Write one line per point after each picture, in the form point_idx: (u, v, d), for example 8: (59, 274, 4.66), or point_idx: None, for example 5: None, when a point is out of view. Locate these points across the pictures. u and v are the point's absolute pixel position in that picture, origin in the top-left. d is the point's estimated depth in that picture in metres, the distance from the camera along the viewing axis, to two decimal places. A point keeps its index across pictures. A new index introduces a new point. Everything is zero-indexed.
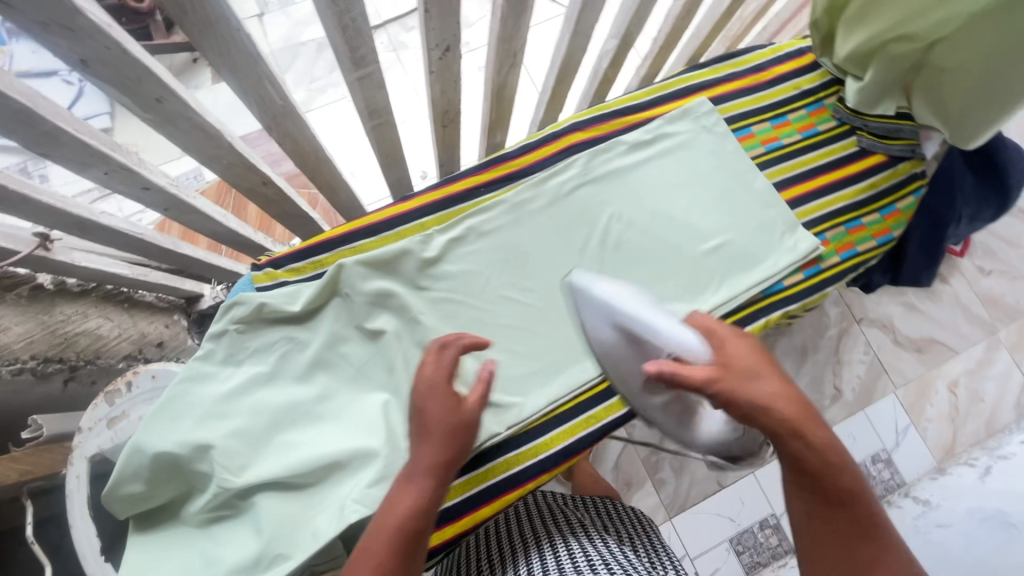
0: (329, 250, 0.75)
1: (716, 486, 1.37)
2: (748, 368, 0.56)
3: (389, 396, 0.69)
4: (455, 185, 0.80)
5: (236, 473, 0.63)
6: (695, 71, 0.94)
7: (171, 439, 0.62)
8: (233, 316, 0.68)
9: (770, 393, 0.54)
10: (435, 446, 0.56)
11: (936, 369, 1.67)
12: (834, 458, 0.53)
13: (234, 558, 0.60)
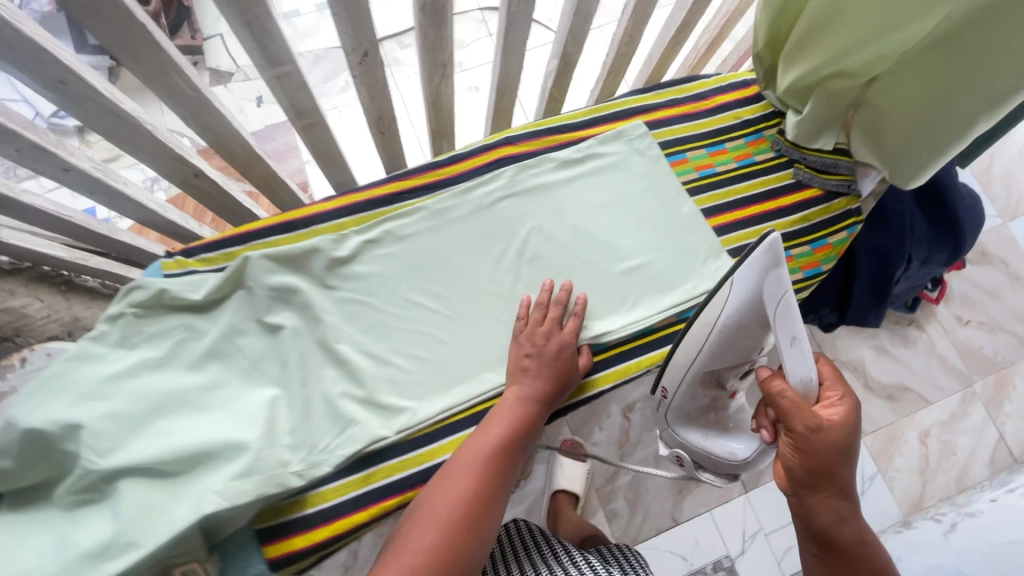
0: (243, 243, 0.77)
1: (671, 522, 1.30)
2: (842, 426, 0.62)
3: (279, 392, 0.70)
4: (378, 190, 0.82)
5: (102, 456, 0.61)
6: (636, 96, 0.95)
7: (42, 415, 0.59)
8: (131, 300, 0.69)
9: (845, 462, 0.60)
10: (528, 419, 0.69)
11: (907, 418, 1.56)
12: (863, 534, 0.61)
13: (87, 543, 0.57)
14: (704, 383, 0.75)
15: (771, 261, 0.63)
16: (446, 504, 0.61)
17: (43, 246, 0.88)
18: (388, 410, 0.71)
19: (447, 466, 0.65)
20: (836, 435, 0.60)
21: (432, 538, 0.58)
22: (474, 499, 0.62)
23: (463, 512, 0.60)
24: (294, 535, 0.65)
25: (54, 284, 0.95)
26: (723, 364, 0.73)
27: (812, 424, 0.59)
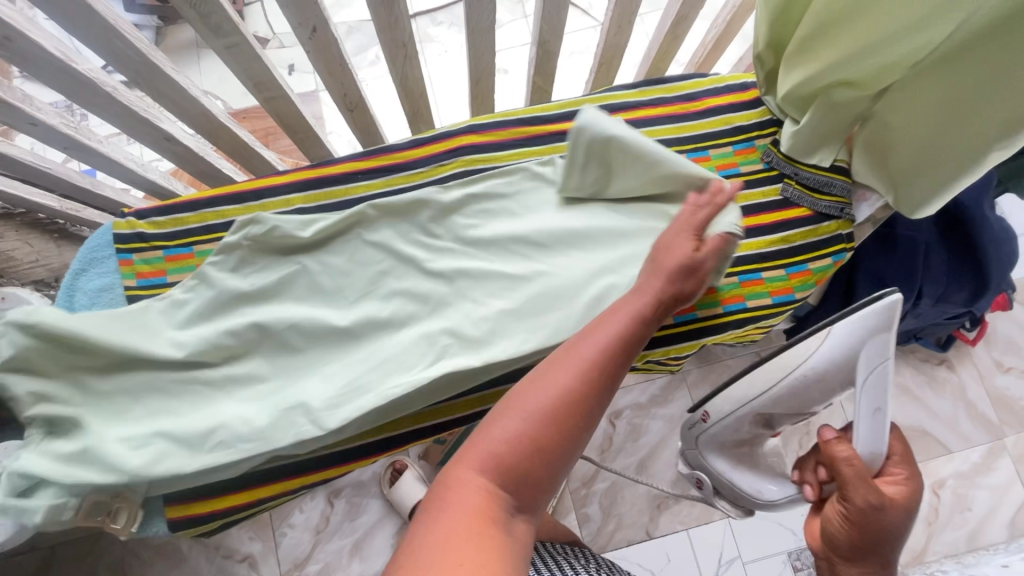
0: (193, 210, 0.77)
1: (644, 536, 1.24)
2: (899, 519, 0.56)
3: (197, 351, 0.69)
4: (331, 169, 0.81)
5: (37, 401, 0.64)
6: (620, 91, 0.89)
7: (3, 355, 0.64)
8: (249, 232, 0.73)
9: (892, 542, 0.56)
10: (643, 317, 0.59)
11: (921, 465, 1.43)
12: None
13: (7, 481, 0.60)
14: (757, 423, 0.73)
15: (884, 327, 0.64)
16: (541, 394, 0.49)
17: (35, 195, 0.92)
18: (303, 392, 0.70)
19: (550, 359, 0.54)
20: (894, 516, 0.56)
21: (522, 429, 0.47)
22: (575, 399, 0.50)
23: (563, 411, 0.49)
24: (197, 500, 0.67)
25: (47, 232, 1.00)
26: (777, 413, 0.71)
27: (870, 494, 0.56)
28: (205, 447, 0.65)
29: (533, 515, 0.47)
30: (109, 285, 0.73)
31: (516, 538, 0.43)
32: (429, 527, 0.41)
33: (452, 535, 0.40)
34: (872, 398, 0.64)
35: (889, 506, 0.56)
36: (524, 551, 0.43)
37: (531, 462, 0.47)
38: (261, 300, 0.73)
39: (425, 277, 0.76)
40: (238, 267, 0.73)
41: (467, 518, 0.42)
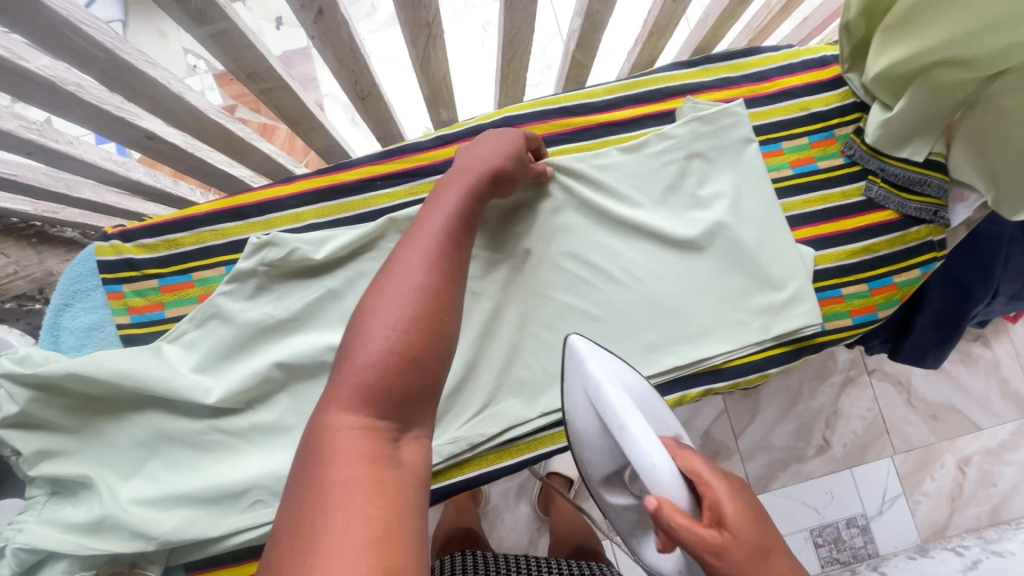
0: (188, 230, 0.66)
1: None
2: (766, 554, 0.37)
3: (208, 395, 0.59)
4: (345, 174, 0.69)
5: (31, 467, 0.55)
6: (678, 69, 0.75)
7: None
8: (264, 257, 0.62)
9: (773, 564, 0.37)
10: (479, 178, 0.53)
11: (948, 443, 1.33)
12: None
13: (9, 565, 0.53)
14: (608, 485, 0.55)
15: (575, 366, 0.55)
16: (397, 304, 0.40)
17: (6, 199, 0.80)
18: None
19: (384, 268, 0.43)
20: (751, 539, 0.38)
21: (382, 351, 0.38)
22: (435, 294, 0.41)
23: (418, 313, 0.40)
24: (217, 567, 0.59)
25: (25, 237, 0.89)
26: (599, 472, 0.55)
27: (717, 540, 0.37)
28: (227, 510, 0.58)
29: (424, 429, 0.39)
30: (99, 322, 0.64)
31: (408, 465, 0.36)
32: (297, 504, 0.32)
33: (325, 501, 0.31)
34: (608, 417, 0.48)
35: (734, 537, 0.38)
36: (421, 473, 0.36)
37: (412, 377, 0.38)
38: (278, 335, 0.63)
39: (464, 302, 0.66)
40: (252, 296, 0.63)
41: (343, 468, 0.33)
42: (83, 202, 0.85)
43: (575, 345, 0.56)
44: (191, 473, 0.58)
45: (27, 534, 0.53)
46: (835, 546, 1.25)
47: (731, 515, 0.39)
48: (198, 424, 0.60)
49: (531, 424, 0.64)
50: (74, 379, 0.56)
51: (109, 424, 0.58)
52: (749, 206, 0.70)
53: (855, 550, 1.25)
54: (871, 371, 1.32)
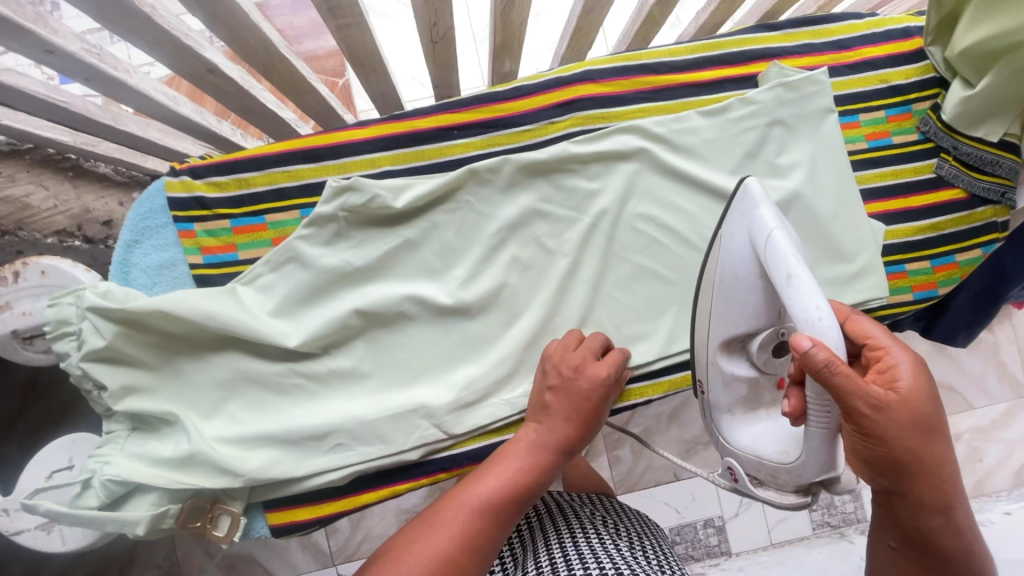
0: (259, 169, 0.64)
1: (672, 478, 1.26)
2: (924, 424, 0.46)
3: (288, 337, 0.59)
4: (423, 121, 0.67)
5: (116, 401, 0.55)
6: (764, 32, 0.73)
7: (76, 347, 0.55)
8: (345, 202, 0.61)
9: (926, 430, 0.46)
10: (565, 452, 0.56)
11: None
12: (952, 514, 0.48)
13: (98, 495, 0.54)
14: (727, 351, 0.60)
15: (744, 209, 0.55)
16: (470, 526, 0.50)
17: (43, 126, 0.74)
18: (404, 388, 0.62)
19: (486, 463, 0.55)
20: (915, 405, 0.45)
21: (447, 544, 0.48)
22: (497, 517, 0.51)
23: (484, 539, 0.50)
24: (298, 505, 0.60)
25: (60, 170, 0.82)
26: (721, 336, 0.59)
27: (878, 397, 0.44)
28: (308, 453, 0.58)
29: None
30: (170, 261, 0.62)
31: None
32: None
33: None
34: (772, 269, 0.51)
35: (900, 398, 0.45)
36: None
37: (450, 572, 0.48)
38: (356, 282, 0.63)
39: (540, 259, 0.66)
40: (329, 241, 0.62)
41: None
42: (125, 135, 0.79)
43: (750, 190, 0.55)
44: (272, 415, 0.59)
45: (116, 467, 0.54)
46: (827, 510, 1.30)
47: (905, 383, 0.46)
48: (278, 367, 0.60)
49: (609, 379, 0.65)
50: (160, 317, 0.56)
51: (191, 363, 0.58)
52: (825, 177, 0.70)
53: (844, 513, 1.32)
54: None
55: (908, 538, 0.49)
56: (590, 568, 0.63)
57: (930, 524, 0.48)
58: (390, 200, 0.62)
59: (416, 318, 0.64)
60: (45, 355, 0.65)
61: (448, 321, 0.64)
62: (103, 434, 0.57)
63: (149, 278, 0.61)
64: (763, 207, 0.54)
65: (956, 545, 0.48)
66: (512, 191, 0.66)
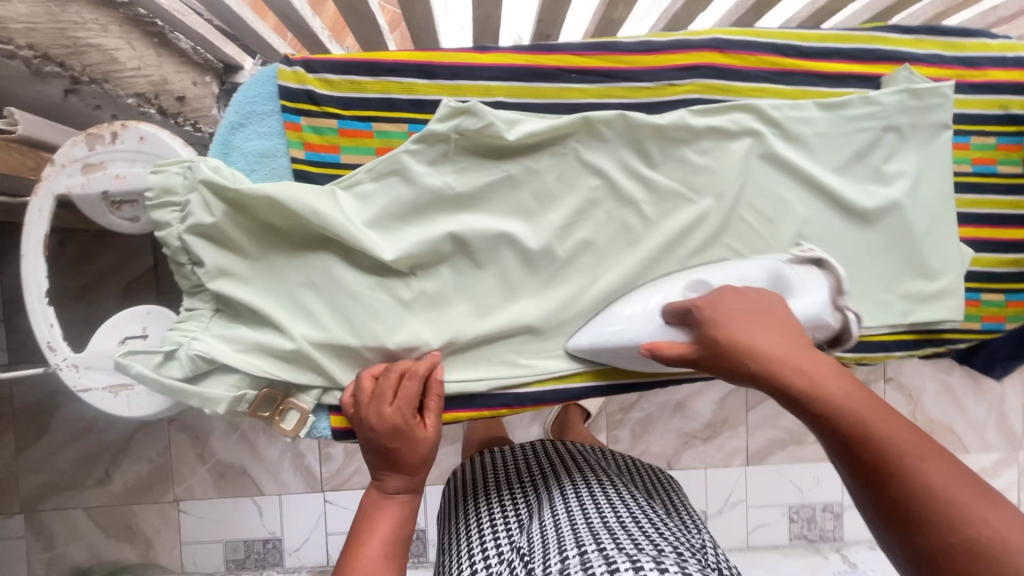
0: (374, 76, 0.62)
1: (664, 466, 1.33)
2: (733, 328, 0.50)
3: (388, 251, 0.60)
4: (545, 57, 0.65)
5: (213, 279, 0.56)
6: (898, 34, 0.71)
7: (179, 218, 0.55)
8: (460, 125, 0.60)
9: (765, 331, 0.49)
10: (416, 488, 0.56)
11: None
12: (869, 412, 0.41)
13: (183, 367, 0.55)
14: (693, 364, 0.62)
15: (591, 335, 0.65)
16: (397, 521, 0.53)
17: None
18: (476, 323, 0.63)
19: (348, 546, 0.51)
20: (733, 321, 0.50)
21: (388, 533, 0.52)
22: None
23: (407, 526, 0.54)
24: None
25: (148, 35, 0.69)
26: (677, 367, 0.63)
27: (701, 341, 0.52)
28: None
29: None
30: (272, 151, 0.61)
31: None
32: None
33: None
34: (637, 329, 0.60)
35: (706, 333, 0.51)
36: None
37: None
38: (451, 207, 0.62)
39: (635, 224, 0.66)
40: (435, 161, 0.62)
41: None
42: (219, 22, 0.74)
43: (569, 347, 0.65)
44: (353, 324, 0.60)
45: (205, 344, 0.56)
46: (806, 523, 1.35)
47: (709, 317, 0.52)
48: (368, 279, 0.61)
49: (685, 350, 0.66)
50: (267, 204, 0.56)
51: (284, 259, 0.59)
52: (927, 193, 0.69)
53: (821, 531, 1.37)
54: (887, 379, 1.34)
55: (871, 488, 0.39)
56: (623, 517, 0.64)
57: (857, 439, 0.40)
58: (503, 132, 0.61)
59: (504, 257, 0.63)
60: (130, 223, 0.64)
61: (532, 265, 0.64)
62: (187, 309, 0.58)
63: (252, 166, 0.61)
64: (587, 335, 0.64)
65: (899, 441, 0.39)
66: (621, 149, 0.65)
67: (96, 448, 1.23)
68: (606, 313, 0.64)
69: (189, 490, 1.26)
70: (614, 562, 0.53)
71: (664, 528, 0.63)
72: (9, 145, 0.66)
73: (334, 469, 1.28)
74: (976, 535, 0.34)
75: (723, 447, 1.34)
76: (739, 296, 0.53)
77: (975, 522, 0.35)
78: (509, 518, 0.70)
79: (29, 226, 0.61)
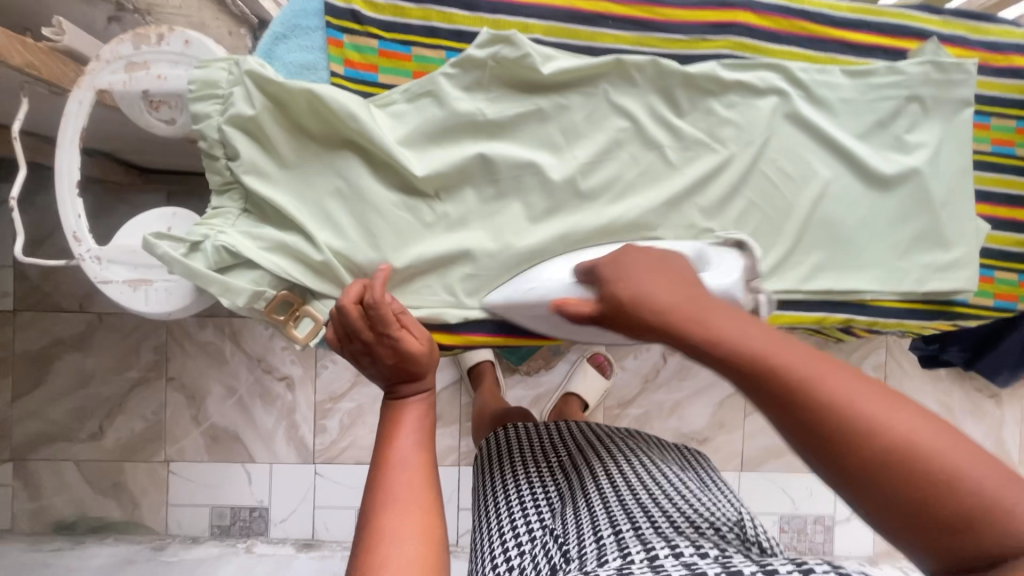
0: (418, 3, 0.64)
1: None
2: (631, 283, 0.49)
3: (420, 166, 0.61)
4: (583, 2, 0.67)
5: (247, 174, 0.57)
6: (925, 13, 0.73)
7: (220, 111, 0.57)
8: (498, 53, 0.61)
9: (659, 283, 0.48)
10: (427, 397, 0.59)
11: None
12: (771, 348, 0.40)
13: (210, 257, 0.56)
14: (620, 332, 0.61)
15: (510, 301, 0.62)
16: (420, 416, 0.58)
17: None
18: (497, 251, 0.63)
19: (375, 478, 0.53)
20: (630, 277, 0.50)
21: (413, 452, 0.55)
22: (417, 499, 0.51)
23: (430, 416, 0.59)
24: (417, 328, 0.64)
25: None
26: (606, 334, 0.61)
27: (605, 298, 0.51)
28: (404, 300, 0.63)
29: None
30: (312, 64, 0.62)
31: None
32: None
33: (382, 534, 0.48)
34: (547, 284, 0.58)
35: (607, 292, 0.50)
36: None
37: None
38: (482, 134, 0.63)
39: (659, 170, 0.67)
40: (469, 88, 0.63)
41: None
42: None
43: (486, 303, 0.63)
44: (376, 237, 0.60)
45: (231, 237, 0.56)
46: (796, 534, 1.34)
47: (610, 276, 0.52)
48: (395, 198, 0.61)
49: None
50: (307, 106, 0.58)
51: (316, 166, 0.60)
52: (946, 166, 0.70)
53: (813, 543, 1.35)
54: None
55: (788, 419, 0.38)
56: (655, 492, 0.64)
57: (765, 373, 0.39)
58: (536, 63, 0.62)
59: (528, 189, 0.64)
60: (167, 125, 0.65)
61: (555, 199, 0.65)
62: (215, 206, 0.59)
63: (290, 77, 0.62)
64: (503, 291, 0.62)
65: (804, 366, 0.39)
66: (650, 95, 0.66)
67: (91, 400, 1.22)
68: (531, 272, 0.62)
69: (180, 451, 1.25)
70: (652, 546, 0.53)
71: (698, 504, 0.63)
72: (56, 56, 0.64)
73: (327, 441, 1.27)
74: (891, 442, 0.35)
75: (719, 449, 1.34)
76: (636, 253, 0.54)
77: (884, 428, 0.35)
78: (537, 494, 0.69)
79: (67, 117, 0.62)
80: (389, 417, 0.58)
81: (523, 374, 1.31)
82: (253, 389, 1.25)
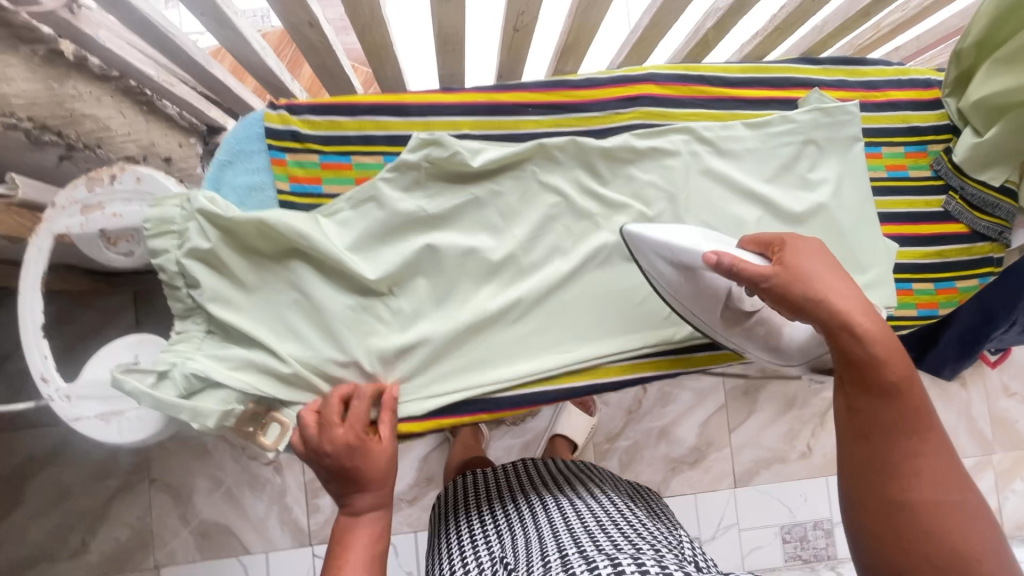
0: (352, 116, 0.70)
1: None
2: (816, 271, 0.56)
3: (370, 270, 0.65)
4: (504, 94, 0.73)
5: (207, 303, 0.61)
6: (807, 63, 0.82)
7: (177, 246, 0.61)
8: (428, 154, 0.67)
9: (842, 280, 0.56)
10: (382, 510, 0.59)
11: None
12: (906, 383, 0.52)
13: (176, 387, 0.58)
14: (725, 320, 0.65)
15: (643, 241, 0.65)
16: (372, 535, 0.56)
17: (136, 57, 0.69)
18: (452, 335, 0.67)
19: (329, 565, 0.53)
20: (819, 263, 0.57)
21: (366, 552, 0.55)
22: None
23: (380, 541, 0.57)
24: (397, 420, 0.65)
25: (138, 104, 0.77)
26: (717, 308, 0.65)
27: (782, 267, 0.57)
28: None
29: None
30: (261, 184, 0.68)
31: None
32: None
33: None
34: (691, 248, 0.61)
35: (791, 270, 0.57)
36: None
37: None
38: (424, 227, 0.68)
39: (591, 236, 0.73)
40: (408, 188, 0.68)
41: None
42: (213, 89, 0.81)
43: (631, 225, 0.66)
44: (335, 341, 0.64)
45: (199, 363, 0.59)
46: (799, 543, 1.37)
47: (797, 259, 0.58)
48: (350, 300, 0.65)
49: (628, 352, 0.71)
50: (255, 231, 0.62)
51: (270, 283, 0.64)
52: (849, 195, 0.78)
53: (816, 550, 1.37)
54: None
55: (884, 438, 0.51)
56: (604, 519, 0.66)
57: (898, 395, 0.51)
58: (466, 158, 0.67)
59: (473, 270, 0.69)
60: (126, 257, 0.70)
61: (499, 274, 0.70)
62: (179, 332, 0.62)
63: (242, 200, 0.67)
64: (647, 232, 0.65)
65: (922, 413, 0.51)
66: (574, 169, 0.73)
67: (73, 516, 1.18)
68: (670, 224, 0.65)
69: (170, 554, 1.22)
70: (595, 560, 0.54)
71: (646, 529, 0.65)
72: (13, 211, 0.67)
73: (322, 520, 1.26)
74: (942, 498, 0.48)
75: (711, 470, 1.37)
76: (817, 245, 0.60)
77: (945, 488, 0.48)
78: (491, 536, 0.70)
79: (27, 265, 0.64)
80: (344, 521, 0.57)
81: (510, 424, 1.32)
82: (241, 478, 1.24)
